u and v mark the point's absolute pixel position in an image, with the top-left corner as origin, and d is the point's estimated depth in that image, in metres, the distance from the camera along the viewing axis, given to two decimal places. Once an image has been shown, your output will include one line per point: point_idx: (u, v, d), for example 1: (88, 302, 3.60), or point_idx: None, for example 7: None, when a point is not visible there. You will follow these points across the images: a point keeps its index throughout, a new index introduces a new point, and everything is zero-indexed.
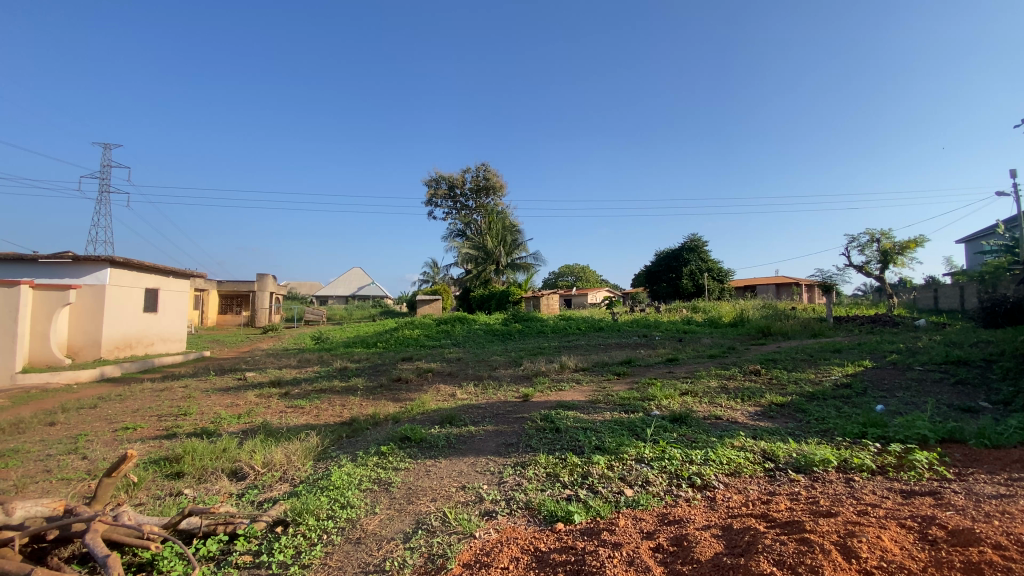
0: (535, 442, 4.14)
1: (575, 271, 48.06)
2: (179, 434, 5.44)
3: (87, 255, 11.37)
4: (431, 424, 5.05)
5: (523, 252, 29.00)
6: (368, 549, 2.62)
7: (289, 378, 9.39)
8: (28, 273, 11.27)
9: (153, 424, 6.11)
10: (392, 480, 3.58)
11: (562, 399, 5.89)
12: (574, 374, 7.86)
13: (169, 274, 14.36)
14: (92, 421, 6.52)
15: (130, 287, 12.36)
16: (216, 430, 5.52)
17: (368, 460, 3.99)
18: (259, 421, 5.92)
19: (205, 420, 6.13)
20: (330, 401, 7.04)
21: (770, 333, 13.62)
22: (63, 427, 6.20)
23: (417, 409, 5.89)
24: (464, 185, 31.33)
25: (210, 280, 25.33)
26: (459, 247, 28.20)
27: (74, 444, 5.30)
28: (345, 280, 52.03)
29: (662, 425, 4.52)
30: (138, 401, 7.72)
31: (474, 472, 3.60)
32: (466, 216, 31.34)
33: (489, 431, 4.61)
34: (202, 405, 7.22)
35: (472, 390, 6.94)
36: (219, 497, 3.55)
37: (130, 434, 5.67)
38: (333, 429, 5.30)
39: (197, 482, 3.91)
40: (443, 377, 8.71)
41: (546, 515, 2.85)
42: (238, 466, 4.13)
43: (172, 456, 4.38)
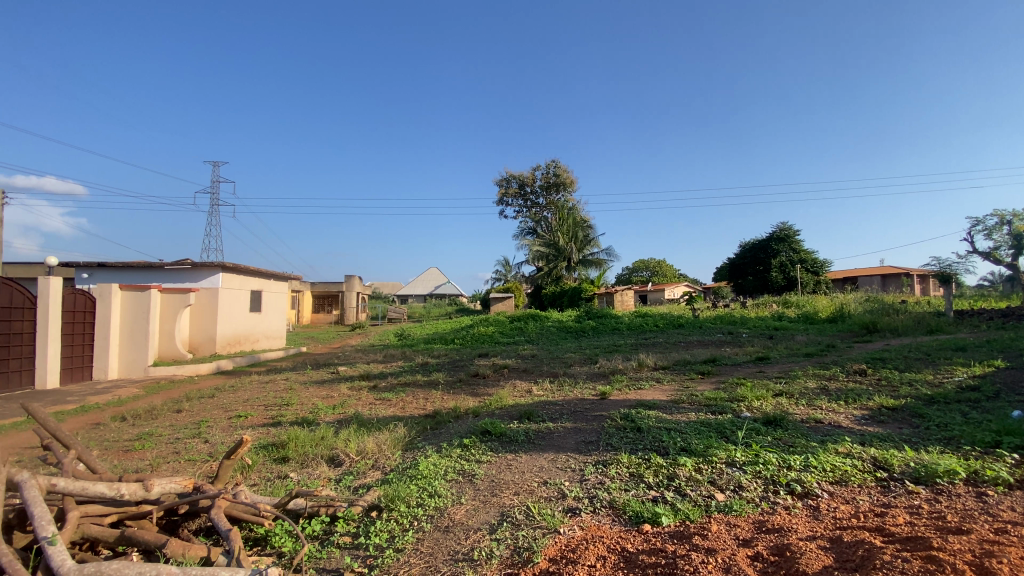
0: (616, 441, 4.07)
1: (650, 265, 46.75)
2: (283, 422, 5.97)
3: (202, 262, 12.72)
4: (510, 419, 5.12)
5: (596, 247, 28.48)
6: (457, 538, 2.71)
7: (376, 372, 9.96)
8: (156, 278, 12.83)
9: (261, 413, 6.74)
10: (474, 472, 3.68)
11: (643, 398, 5.72)
12: (654, 373, 7.59)
13: (270, 277, 15.79)
14: (210, 409, 7.32)
15: (238, 290, 13.71)
16: (315, 419, 5.99)
17: (452, 452, 4.14)
18: (351, 412, 6.35)
19: (304, 411, 6.66)
20: (414, 395, 7.37)
21: (876, 329, 12.34)
22: (187, 414, 7.03)
23: (495, 404, 6.01)
24: (534, 183, 31.39)
25: (304, 282, 27.61)
26: (531, 245, 28.29)
27: (197, 429, 5.99)
28: (423, 280, 54.40)
29: (754, 428, 4.25)
30: (247, 392, 8.56)
31: (555, 469, 3.60)
32: (538, 214, 31.36)
33: (568, 429, 4.58)
34: (302, 396, 7.87)
35: (549, 387, 6.96)
36: (320, 481, 3.85)
37: (242, 421, 6.32)
38: (418, 422, 5.54)
39: (301, 466, 4.26)
40: (519, 373, 8.82)
41: (631, 516, 2.78)
42: (335, 454, 4.45)
43: (279, 442, 4.81)
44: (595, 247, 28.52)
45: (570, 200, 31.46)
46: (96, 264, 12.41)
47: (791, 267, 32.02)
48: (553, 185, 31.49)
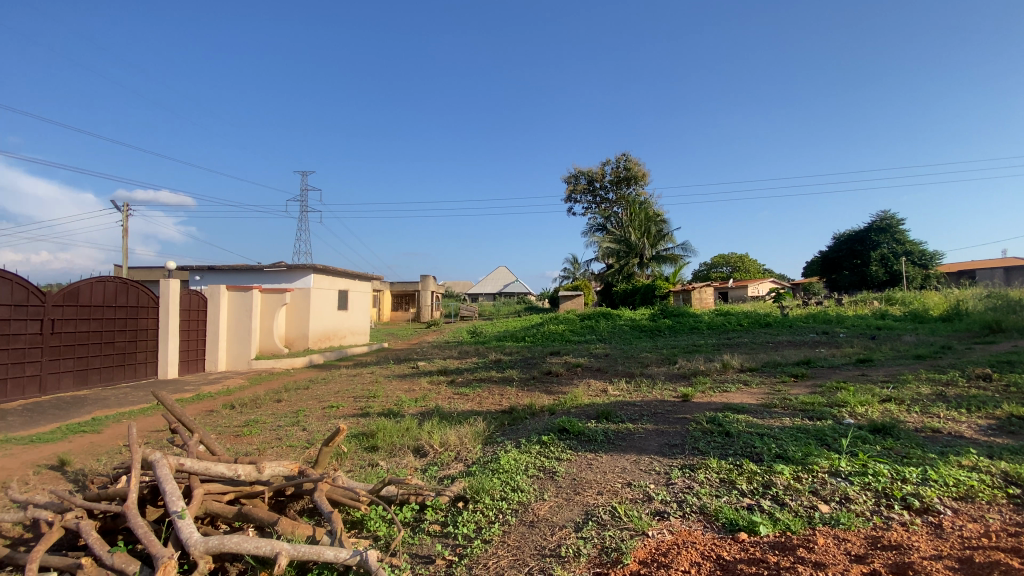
0: (703, 444, 3.90)
1: (730, 260, 44.20)
2: (371, 413, 6.33)
3: (296, 264, 13.80)
4: (588, 418, 5.07)
5: (670, 243, 27.42)
6: (542, 534, 2.73)
7: (453, 367, 10.27)
8: (256, 279, 14.08)
9: (350, 404, 7.20)
10: (555, 469, 3.68)
11: (730, 402, 5.44)
12: (739, 375, 7.19)
13: (355, 277, 16.79)
14: (305, 399, 7.93)
15: (327, 289, 14.71)
16: (399, 411, 6.30)
17: (532, 448, 4.18)
18: (432, 405, 6.60)
19: (389, 403, 7.03)
20: (490, 390, 7.53)
21: (1004, 329, 10.82)
22: (286, 404, 7.67)
23: (571, 402, 5.99)
24: (603, 178, 30.75)
25: (382, 282, 29.11)
26: (601, 242, 27.81)
27: (296, 417, 6.50)
28: (493, 278, 55.63)
29: (859, 436, 3.89)
30: (336, 384, 9.17)
31: (638, 471, 3.52)
32: (607, 210, 30.74)
33: (650, 430, 4.46)
34: (386, 389, 8.31)
35: (625, 387, 6.81)
36: (408, 469, 4.04)
37: (334, 411, 6.78)
38: (496, 417, 5.64)
39: (389, 455, 4.50)
40: (594, 372, 8.72)
41: (724, 523, 2.66)
42: (420, 445, 4.65)
43: (369, 432, 5.11)
44: (669, 242, 27.46)
45: (641, 194, 30.52)
46: (207, 267, 13.86)
47: (894, 260, 28.97)
48: (623, 179, 30.69)
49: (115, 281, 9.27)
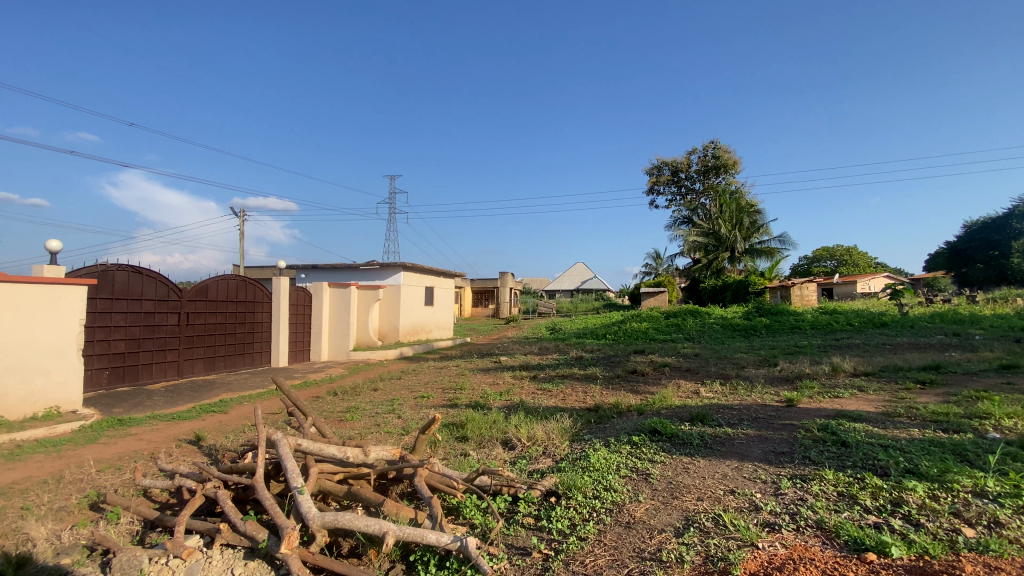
0: (814, 454, 3.58)
1: (836, 254, 40.22)
2: (459, 405, 6.54)
3: (388, 262, 14.62)
4: (681, 420, 4.86)
5: (765, 235, 25.51)
6: (640, 536, 2.66)
7: (535, 363, 10.32)
8: (353, 277, 15.10)
9: (439, 395, 7.50)
10: (650, 471, 3.57)
11: (844, 409, 4.94)
12: (853, 380, 6.51)
13: (440, 274, 17.45)
14: (398, 389, 8.38)
15: (414, 286, 15.43)
16: (486, 404, 6.45)
17: (622, 447, 4.08)
18: (516, 400, 6.68)
19: (475, 395, 7.22)
20: (574, 387, 7.47)
21: None
22: (381, 393, 8.16)
23: (661, 403, 5.77)
24: (689, 168, 29.28)
25: (464, 279, 30.00)
26: (687, 235, 26.54)
27: (391, 405, 6.90)
28: (572, 274, 55.40)
29: (1010, 453, 3.36)
30: (425, 376, 9.58)
31: (742, 478, 3.30)
32: (694, 201, 29.24)
33: (751, 436, 4.18)
34: (472, 382, 8.54)
35: (719, 389, 6.44)
36: (498, 461, 4.12)
37: (425, 401, 7.10)
38: (582, 414, 5.58)
39: (479, 446, 4.62)
40: (683, 372, 8.34)
41: (847, 541, 2.41)
42: (509, 437, 4.72)
43: (459, 422, 5.28)
44: (764, 234, 25.56)
45: (732, 183, 28.68)
46: (310, 265, 15.11)
47: None
48: (712, 167, 29.01)
49: (234, 279, 10.35)
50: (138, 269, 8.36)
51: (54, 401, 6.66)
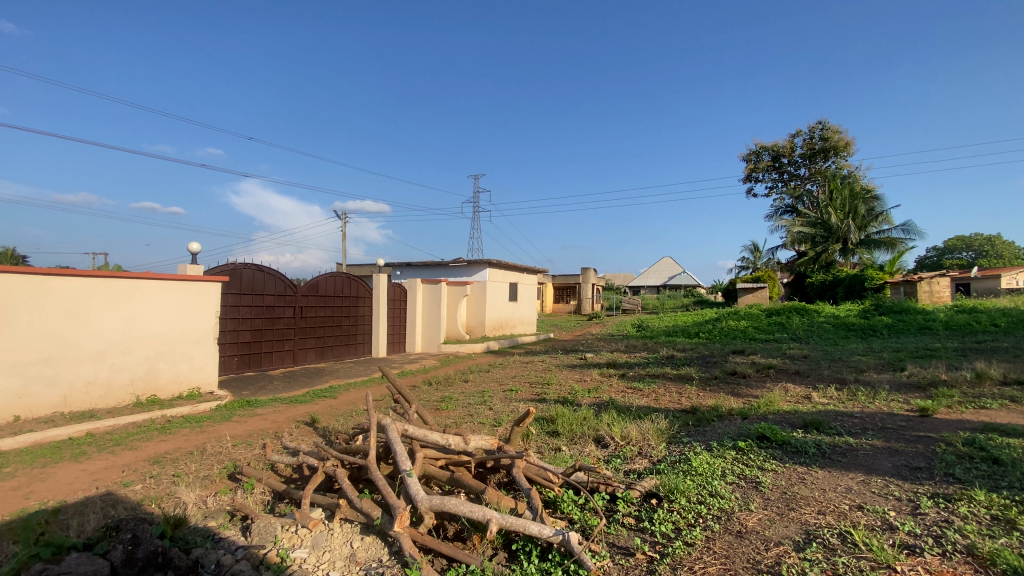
0: (960, 471, 3.14)
1: (975, 243, 34.96)
2: (548, 400, 6.57)
3: (475, 259, 15.05)
4: (791, 427, 4.49)
5: (884, 224, 22.80)
6: (755, 547, 2.51)
7: (623, 361, 10.08)
8: (442, 273, 15.74)
9: (528, 389, 7.58)
10: (760, 479, 3.34)
11: (996, 422, 4.27)
12: (1004, 389, 5.61)
13: (524, 270, 17.65)
14: (487, 382, 8.61)
15: (500, 282, 15.74)
16: (575, 400, 6.42)
17: (726, 453, 3.85)
18: (606, 397, 6.58)
19: (564, 391, 7.21)
20: (666, 387, 7.19)
21: None
22: (471, 385, 8.43)
23: (766, 407, 5.37)
24: (793, 152, 26.85)
25: (546, 275, 30.05)
26: (789, 226, 24.44)
27: (482, 397, 7.10)
28: (658, 270, 53.52)
29: None
30: (512, 370, 9.73)
31: (870, 493, 2.98)
32: (798, 189, 26.86)
33: (877, 447, 3.77)
34: (559, 377, 8.54)
35: (834, 394, 5.86)
36: (592, 458, 4.08)
37: (514, 395, 7.21)
38: (679, 416, 5.35)
39: (571, 442, 4.60)
40: (789, 375, 7.70)
41: (1009, 571, 2.09)
42: (601, 435, 4.65)
43: (550, 417, 5.29)
44: (883, 223, 22.85)
45: (844, 167, 25.97)
46: (404, 263, 15.98)
47: None
48: (820, 150, 26.38)
49: (340, 275, 11.21)
50: (262, 266, 9.35)
51: (196, 382, 7.68)
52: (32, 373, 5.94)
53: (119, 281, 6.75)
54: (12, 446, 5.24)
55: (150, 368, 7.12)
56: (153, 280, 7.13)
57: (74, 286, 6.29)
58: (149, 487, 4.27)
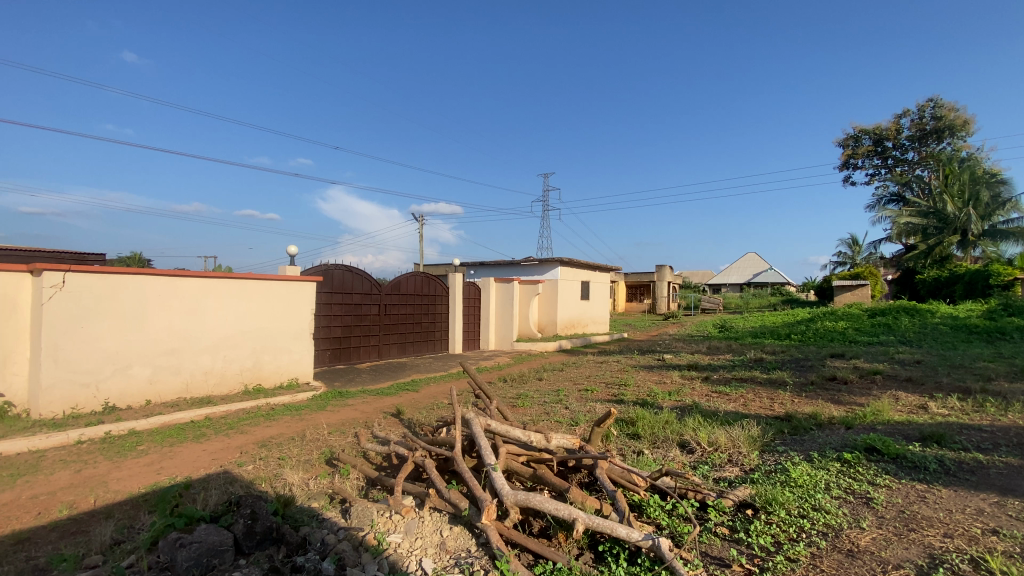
0: None
1: None
2: (626, 401, 6.43)
3: (547, 257, 15.07)
4: (905, 439, 4.06)
5: (1015, 211, 19.93)
6: (869, 569, 2.31)
7: (705, 363, 9.63)
8: (515, 272, 15.92)
9: (604, 389, 7.47)
10: (870, 495, 3.06)
11: None
12: None
13: (597, 268, 17.40)
14: (562, 381, 8.58)
15: (572, 280, 15.65)
16: (655, 402, 6.23)
17: (829, 464, 3.56)
18: (689, 401, 6.32)
19: (642, 392, 7.02)
20: (755, 392, 6.78)
21: None
22: (547, 383, 8.44)
23: (873, 417, 4.90)
24: (899, 135, 24.23)
25: (619, 272, 29.42)
26: (895, 217, 22.06)
27: (558, 396, 7.10)
28: (740, 267, 50.62)
29: None
30: (588, 370, 9.62)
31: (1008, 517, 2.63)
32: (905, 175, 24.19)
33: (1016, 467, 3.31)
34: (637, 378, 8.32)
35: (957, 405, 5.21)
36: (678, 463, 3.94)
37: (590, 395, 7.14)
38: (771, 423, 5.03)
39: (654, 445, 4.47)
40: (899, 383, 6.97)
41: None
42: (686, 440, 4.48)
43: (629, 418, 5.17)
44: (1013, 211, 19.99)
45: (962, 148, 23.04)
46: (477, 262, 16.37)
47: None
48: (932, 131, 23.59)
49: (419, 275, 11.68)
50: (350, 267, 9.98)
51: (294, 373, 8.36)
52: (161, 363, 6.77)
53: (230, 281, 7.49)
54: (146, 426, 6.00)
55: (256, 359, 7.84)
56: (258, 281, 7.85)
57: (194, 286, 7.08)
58: (259, 468, 4.72)
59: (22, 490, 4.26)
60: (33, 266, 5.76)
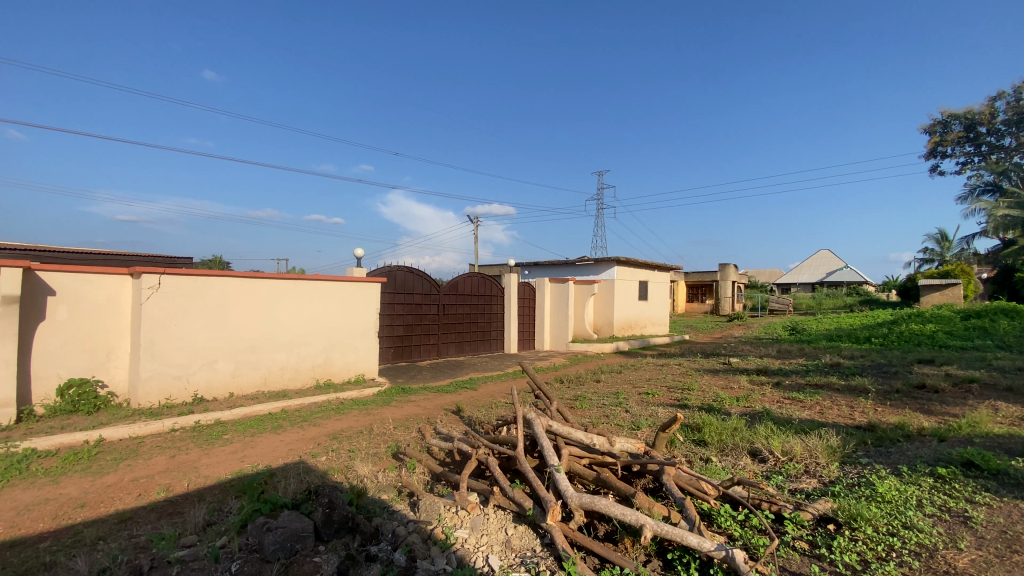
0: None
1: None
2: (690, 406, 6.22)
3: (604, 257, 14.86)
4: (1011, 455, 3.67)
5: None
6: None
7: (775, 367, 9.14)
8: (570, 272, 15.83)
9: (666, 393, 7.27)
10: (971, 515, 2.80)
11: None
12: None
13: (656, 268, 16.96)
14: (622, 383, 8.43)
15: (629, 280, 15.35)
16: (721, 408, 5.99)
17: (920, 479, 3.29)
18: (758, 407, 6.02)
19: (707, 397, 6.76)
20: (832, 399, 6.35)
21: None
22: (605, 385, 8.32)
23: (971, 429, 4.46)
24: (994, 119, 21.93)
25: (678, 272, 28.50)
26: (991, 209, 19.96)
27: (618, 399, 6.99)
28: (811, 266, 47.58)
29: None
30: (647, 372, 9.40)
31: None
32: (1003, 162, 21.83)
33: None
34: (701, 383, 8.02)
35: None
36: (749, 472, 3.77)
37: (652, 398, 6.97)
38: (851, 433, 4.70)
39: (722, 453, 4.29)
40: (1001, 392, 6.29)
41: None
42: (757, 448, 4.27)
43: (694, 424, 5.00)
44: None
45: None
46: (533, 263, 16.43)
47: None
48: None
49: (476, 275, 11.87)
50: (411, 268, 10.32)
51: (361, 369, 8.76)
52: (242, 358, 7.30)
53: (302, 282, 7.95)
54: (230, 416, 6.50)
55: (327, 356, 8.28)
56: (327, 282, 8.27)
57: (271, 287, 7.58)
58: (332, 459, 4.99)
59: (126, 472, 4.73)
60: (133, 269, 6.38)
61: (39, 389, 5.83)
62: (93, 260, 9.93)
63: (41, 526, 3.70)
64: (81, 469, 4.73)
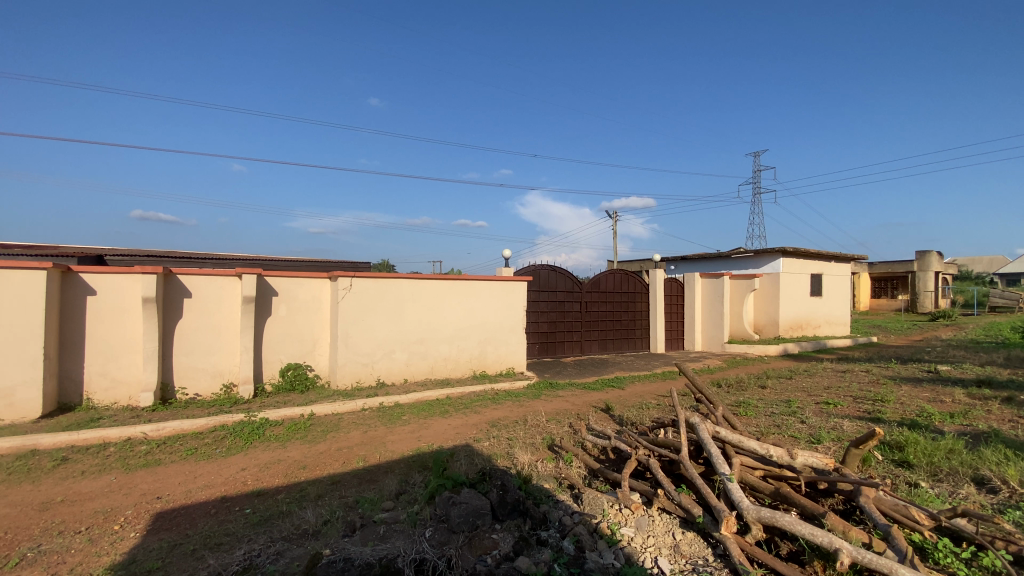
0: None
1: None
2: (885, 420, 5.36)
3: (764, 249, 13.48)
4: None
5: None
6: None
7: (1005, 379, 7.37)
8: (724, 267, 14.67)
9: (851, 404, 6.36)
10: None
11: None
12: None
13: (830, 259, 14.83)
14: (792, 390, 7.58)
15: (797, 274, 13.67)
16: (929, 425, 5.05)
17: None
18: (983, 427, 4.94)
19: (908, 411, 5.75)
20: None
21: None
22: (772, 391, 7.56)
23: None
24: None
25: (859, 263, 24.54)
26: None
27: (789, 407, 6.32)
28: None
29: None
30: (824, 379, 8.30)
31: None
32: None
33: None
34: (898, 393, 6.83)
35: None
36: (973, 503, 3.16)
37: (832, 409, 6.17)
38: None
39: (934, 478, 3.63)
40: None
41: None
42: (986, 477, 3.52)
43: (892, 441, 4.30)
44: None
45: None
46: (681, 258, 15.61)
47: None
48: None
49: (619, 273, 11.71)
50: (556, 267, 10.59)
51: (512, 363, 9.27)
52: (414, 349, 8.25)
53: (460, 282, 8.67)
54: (405, 400, 7.41)
55: (482, 349, 8.93)
56: (481, 282, 8.91)
57: (435, 287, 8.42)
58: (493, 445, 5.41)
59: (331, 442, 5.72)
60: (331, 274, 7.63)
61: (269, 371, 7.32)
62: (300, 267, 12.12)
63: (276, 481, 4.67)
64: (301, 438, 5.85)
